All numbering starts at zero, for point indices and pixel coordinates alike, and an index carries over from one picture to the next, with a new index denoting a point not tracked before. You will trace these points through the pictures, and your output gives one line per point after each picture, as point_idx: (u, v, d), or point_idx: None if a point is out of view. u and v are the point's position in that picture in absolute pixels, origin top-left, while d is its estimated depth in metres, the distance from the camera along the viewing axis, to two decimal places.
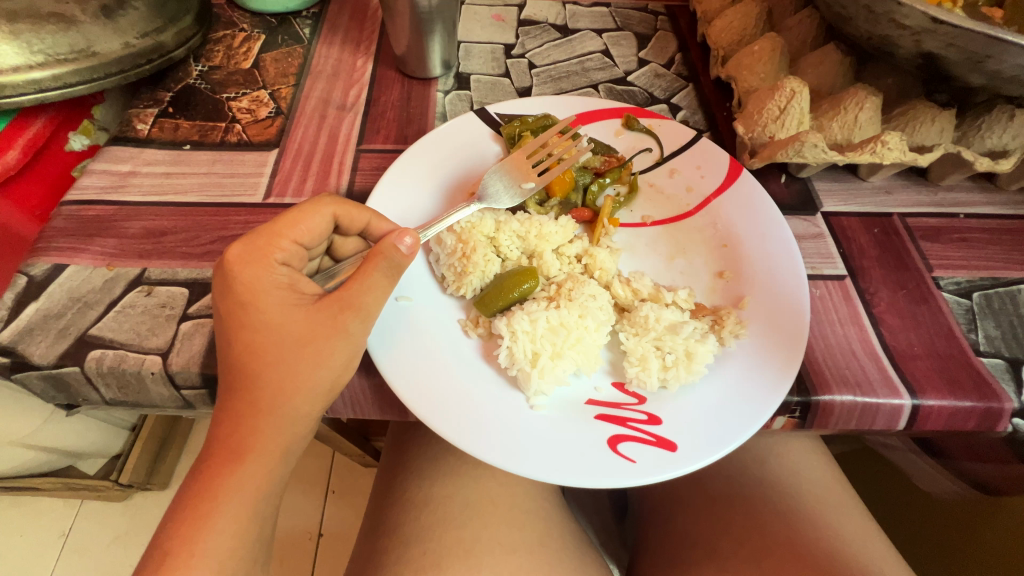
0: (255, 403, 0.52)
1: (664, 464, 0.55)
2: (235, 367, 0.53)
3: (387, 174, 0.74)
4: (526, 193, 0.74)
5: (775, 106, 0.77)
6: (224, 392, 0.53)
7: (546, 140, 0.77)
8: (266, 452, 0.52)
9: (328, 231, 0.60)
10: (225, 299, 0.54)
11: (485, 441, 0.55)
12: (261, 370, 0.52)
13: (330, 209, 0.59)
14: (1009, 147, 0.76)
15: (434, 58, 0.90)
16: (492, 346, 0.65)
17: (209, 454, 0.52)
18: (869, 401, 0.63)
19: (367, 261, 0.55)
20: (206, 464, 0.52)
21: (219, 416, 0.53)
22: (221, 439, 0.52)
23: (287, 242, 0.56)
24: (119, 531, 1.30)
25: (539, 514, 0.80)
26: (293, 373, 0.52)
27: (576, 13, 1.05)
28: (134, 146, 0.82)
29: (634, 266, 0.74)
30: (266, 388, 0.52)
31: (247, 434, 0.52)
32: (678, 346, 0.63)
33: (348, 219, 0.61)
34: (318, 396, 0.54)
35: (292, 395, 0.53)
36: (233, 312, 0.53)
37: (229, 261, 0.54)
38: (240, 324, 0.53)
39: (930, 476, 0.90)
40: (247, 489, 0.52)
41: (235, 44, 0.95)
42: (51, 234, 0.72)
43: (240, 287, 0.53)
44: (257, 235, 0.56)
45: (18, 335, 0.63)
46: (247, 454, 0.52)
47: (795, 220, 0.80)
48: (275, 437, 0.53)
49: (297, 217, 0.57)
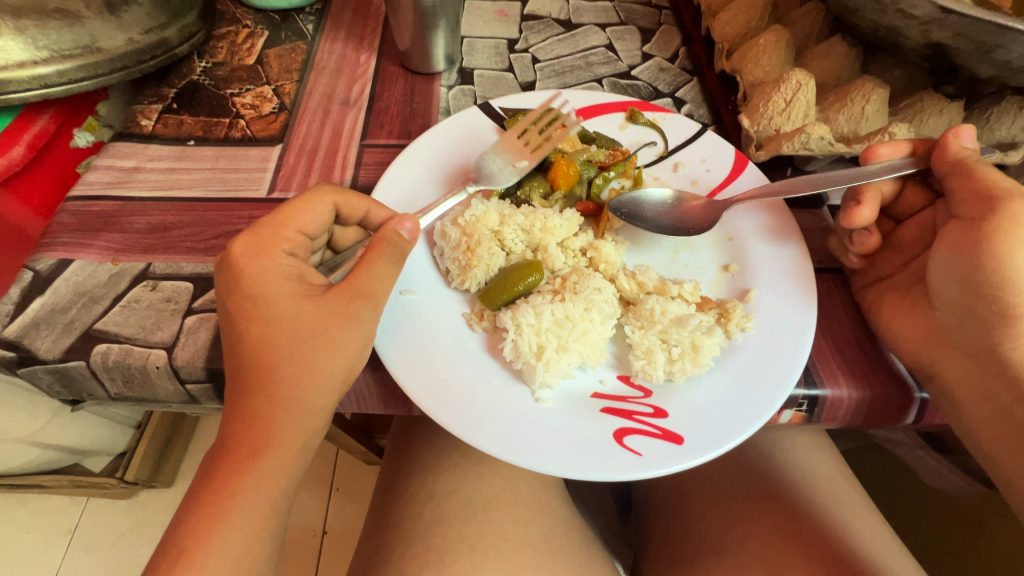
0: (266, 398, 0.52)
1: (671, 456, 0.55)
2: (249, 360, 0.52)
3: (390, 171, 0.73)
4: (521, 172, 0.76)
5: (781, 99, 0.77)
6: (233, 387, 0.53)
7: (540, 120, 0.79)
8: (279, 448, 0.52)
9: (329, 220, 0.59)
10: (231, 293, 0.53)
11: (491, 435, 0.55)
12: (273, 364, 0.52)
13: (331, 198, 0.59)
14: (1019, 139, 0.76)
15: (438, 52, 0.90)
16: (497, 340, 0.65)
17: (222, 450, 0.52)
18: (877, 396, 0.63)
19: (371, 249, 0.56)
20: (218, 460, 0.52)
21: (230, 411, 0.52)
22: (234, 434, 0.52)
23: (292, 232, 0.56)
24: (126, 528, 1.31)
25: (544, 509, 0.80)
26: (306, 367, 0.52)
27: (580, 7, 1.04)
28: (138, 142, 0.82)
29: (638, 260, 0.74)
30: (279, 383, 0.52)
31: (260, 429, 0.51)
32: (684, 339, 0.63)
33: (349, 209, 0.60)
34: (329, 390, 0.54)
35: (304, 390, 0.52)
36: (242, 306, 0.53)
37: (234, 256, 0.54)
38: (250, 317, 0.52)
39: (936, 470, 0.90)
40: (259, 484, 0.52)
41: (239, 41, 0.95)
42: (56, 230, 0.72)
43: (249, 280, 0.53)
44: (260, 227, 0.55)
45: (24, 330, 0.63)
46: (259, 450, 0.51)
47: (801, 214, 0.79)
48: (286, 433, 0.52)
49: (300, 207, 0.57)
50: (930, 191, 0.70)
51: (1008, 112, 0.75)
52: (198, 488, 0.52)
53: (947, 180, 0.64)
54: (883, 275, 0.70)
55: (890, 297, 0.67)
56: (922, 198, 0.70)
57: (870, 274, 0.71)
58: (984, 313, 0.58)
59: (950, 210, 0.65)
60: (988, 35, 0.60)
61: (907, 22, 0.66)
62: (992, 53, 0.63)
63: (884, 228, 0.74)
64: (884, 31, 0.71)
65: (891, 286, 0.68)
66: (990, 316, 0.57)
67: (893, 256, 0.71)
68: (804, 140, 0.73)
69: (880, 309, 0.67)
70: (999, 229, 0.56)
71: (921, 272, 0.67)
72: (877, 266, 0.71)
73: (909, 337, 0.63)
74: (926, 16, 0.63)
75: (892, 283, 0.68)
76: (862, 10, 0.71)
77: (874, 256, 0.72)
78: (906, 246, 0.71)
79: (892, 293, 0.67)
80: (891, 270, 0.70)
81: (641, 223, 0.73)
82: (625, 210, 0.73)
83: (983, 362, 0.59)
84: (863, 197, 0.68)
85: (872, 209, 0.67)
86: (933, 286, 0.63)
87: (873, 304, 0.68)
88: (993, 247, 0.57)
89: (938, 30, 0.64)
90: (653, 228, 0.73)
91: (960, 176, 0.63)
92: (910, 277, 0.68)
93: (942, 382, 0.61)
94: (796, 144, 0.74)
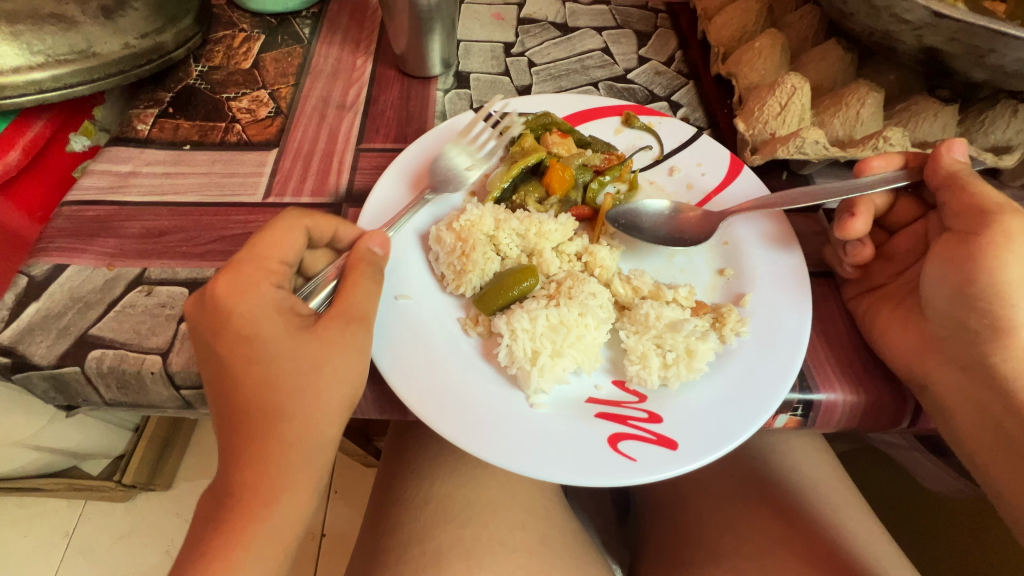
0: (281, 437, 0.49)
1: (664, 461, 0.55)
2: (251, 407, 0.50)
3: (376, 186, 0.73)
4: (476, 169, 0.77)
5: (776, 103, 0.77)
6: (234, 432, 0.50)
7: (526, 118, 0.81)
8: (290, 491, 0.50)
9: (303, 246, 0.58)
10: (221, 339, 0.51)
11: (486, 441, 0.55)
12: (279, 397, 0.50)
13: (301, 224, 0.58)
14: (1013, 142, 0.77)
15: (434, 56, 0.90)
16: (492, 345, 0.65)
17: (231, 502, 0.48)
18: (872, 400, 0.63)
19: (352, 270, 0.58)
20: (228, 512, 0.48)
21: (235, 459, 0.49)
22: (244, 483, 0.49)
23: (276, 263, 0.55)
24: (123, 531, 1.31)
25: (540, 513, 0.80)
26: (316, 397, 0.51)
27: (576, 11, 1.05)
28: (134, 147, 0.82)
29: (635, 265, 0.74)
30: (291, 420, 0.50)
31: (274, 473, 0.49)
32: (679, 344, 0.63)
33: (320, 231, 0.60)
34: (336, 418, 0.53)
35: (316, 424, 0.51)
36: (238, 349, 0.51)
37: (219, 298, 0.52)
38: (247, 359, 0.51)
39: (935, 474, 0.90)
40: (271, 530, 0.49)
41: (235, 45, 0.95)
42: (52, 235, 0.72)
43: (240, 319, 0.51)
44: (242, 264, 0.53)
45: (18, 335, 0.63)
46: (272, 495, 0.49)
47: (797, 217, 0.79)
48: (300, 471, 0.50)
49: (275, 236, 0.56)
50: (922, 205, 0.71)
51: (1002, 116, 0.76)
52: (200, 538, 0.49)
53: (941, 193, 0.65)
54: (876, 285, 0.70)
55: (884, 308, 0.67)
56: (914, 210, 0.72)
57: (864, 283, 0.71)
58: (979, 316, 0.58)
59: (944, 221, 0.65)
60: (982, 39, 0.60)
61: (901, 27, 0.66)
62: (985, 57, 0.63)
63: (878, 239, 0.75)
64: (878, 36, 0.71)
65: (884, 297, 0.68)
66: (984, 319, 0.58)
67: (887, 265, 0.71)
68: (799, 143, 0.73)
69: (875, 319, 0.67)
70: (992, 244, 0.57)
71: (914, 282, 0.68)
72: (871, 275, 0.71)
73: (904, 346, 0.63)
74: (919, 21, 0.63)
75: (886, 293, 0.69)
76: (856, 14, 0.71)
77: (869, 266, 0.72)
78: (899, 256, 0.71)
79: (886, 304, 0.67)
80: (885, 279, 0.70)
81: (637, 232, 0.74)
82: (623, 220, 0.74)
83: (980, 367, 0.59)
84: (857, 209, 0.68)
85: (866, 221, 0.68)
86: (927, 298, 0.64)
87: (867, 314, 0.68)
88: (990, 251, 0.57)
89: (931, 35, 0.64)
90: (648, 239, 0.73)
91: (954, 190, 0.63)
92: (903, 287, 0.68)
93: (933, 394, 0.61)
94: (791, 148, 0.74)
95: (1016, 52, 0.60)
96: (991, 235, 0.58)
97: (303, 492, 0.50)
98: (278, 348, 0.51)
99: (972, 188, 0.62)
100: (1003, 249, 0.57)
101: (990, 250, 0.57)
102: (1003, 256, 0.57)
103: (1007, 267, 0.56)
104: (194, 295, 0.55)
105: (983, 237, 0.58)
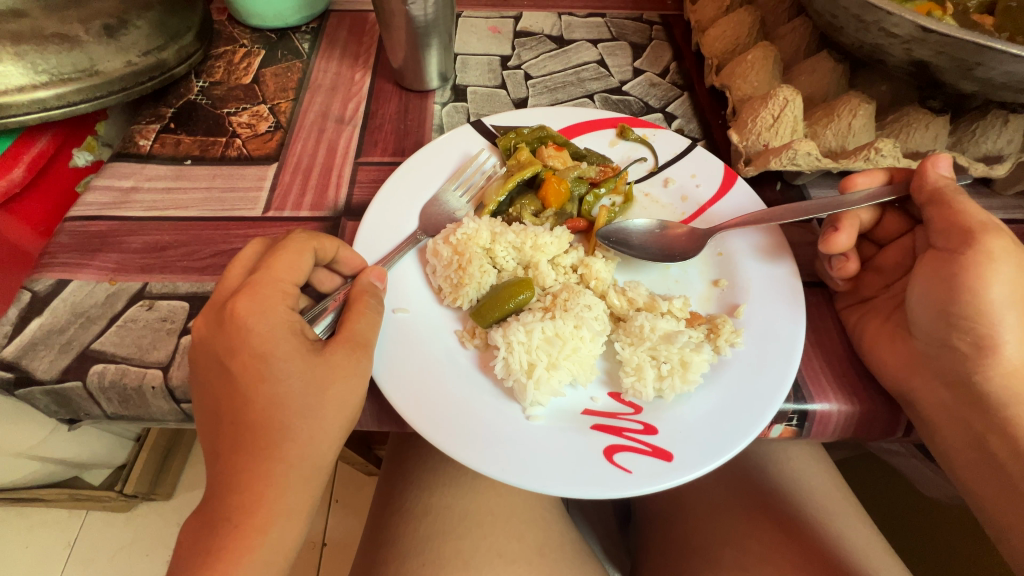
0: (280, 461, 0.50)
1: (659, 473, 0.55)
2: (255, 426, 0.50)
3: (371, 206, 0.73)
4: (472, 196, 0.79)
5: (769, 115, 0.78)
6: (231, 455, 0.50)
7: (519, 134, 0.82)
8: (287, 512, 0.50)
9: (310, 269, 0.59)
10: (236, 355, 0.51)
11: (482, 453, 0.56)
12: (282, 417, 0.51)
13: (311, 245, 0.59)
14: (1004, 151, 0.78)
15: (432, 70, 0.91)
16: (489, 357, 0.66)
17: (227, 530, 0.48)
18: (865, 416, 0.64)
19: (356, 302, 0.59)
20: (220, 542, 0.48)
21: (230, 485, 0.49)
22: (238, 514, 0.48)
23: (289, 286, 0.56)
24: (125, 541, 1.31)
25: (538, 524, 0.80)
26: (318, 420, 0.52)
27: (572, 24, 1.06)
28: (136, 162, 0.83)
29: (630, 276, 0.75)
30: (295, 442, 0.51)
31: (271, 497, 0.49)
32: (673, 355, 0.64)
33: (324, 253, 0.61)
34: (336, 437, 0.54)
35: (316, 445, 0.52)
36: (252, 366, 0.51)
37: (239, 316, 0.52)
38: (259, 377, 0.51)
39: (929, 479, 0.95)
40: (267, 543, 0.49)
41: (236, 60, 0.97)
42: (54, 250, 0.73)
43: (256, 338, 0.52)
44: (259, 287, 0.54)
45: (21, 350, 0.63)
46: (267, 520, 0.49)
47: (792, 228, 0.80)
48: (294, 498, 0.51)
49: (288, 260, 0.57)
50: (908, 218, 0.72)
51: (993, 126, 0.77)
52: (195, 554, 0.49)
53: (926, 209, 0.65)
54: (865, 298, 0.71)
55: (873, 322, 0.68)
56: (901, 224, 0.73)
57: (854, 296, 0.72)
58: (964, 329, 0.59)
59: (929, 237, 0.66)
60: (970, 53, 0.61)
61: (890, 41, 0.67)
62: (973, 70, 0.64)
63: (867, 252, 0.76)
64: (868, 49, 0.72)
65: (873, 310, 0.69)
66: (970, 332, 0.58)
67: (875, 278, 0.72)
68: (792, 155, 0.73)
69: (864, 333, 0.67)
70: (975, 262, 0.58)
71: (901, 295, 0.68)
72: (861, 288, 0.72)
73: (891, 360, 0.64)
74: (908, 35, 0.64)
75: (874, 306, 0.70)
76: (846, 28, 0.72)
77: (857, 278, 0.73)
78: (887, 269, 0.72)
79: (875, 317, 0.68)
80: (874, 292, 0.71)
81: (624, 249, 0.74)
82: (613, 238, 0.75)
83: (969, 378, 0.59)
84: (841, 224, 0.69)
85: (850, 236, 0.69)
86: (912, 312, 0.64)
87: (857, 327, 0.69)
88: (975, 264, 0.58)
89: (920, 48, 0.65)
90: (640, 254, 0.74)
91: (938, 205, 0.64)
92: (891, 300, 0.69)
93: (921, 409, 0.62)
94: (785, 159, 0.74)
95: (1004, 65, 0.61)
96: (977, 248, 0.59)
97: (299, 506, 0.51)
98: (275, 362, 0.51)
99: (959, 200, 0.62)
100: (988, 262, 0.57)
101: (976, 264, 0.58)
102: (988, 270, 0.57)
103: (994, 280, 0.57)
104: (206, 314, 0.55)
105: (968, 249, 0.59)
